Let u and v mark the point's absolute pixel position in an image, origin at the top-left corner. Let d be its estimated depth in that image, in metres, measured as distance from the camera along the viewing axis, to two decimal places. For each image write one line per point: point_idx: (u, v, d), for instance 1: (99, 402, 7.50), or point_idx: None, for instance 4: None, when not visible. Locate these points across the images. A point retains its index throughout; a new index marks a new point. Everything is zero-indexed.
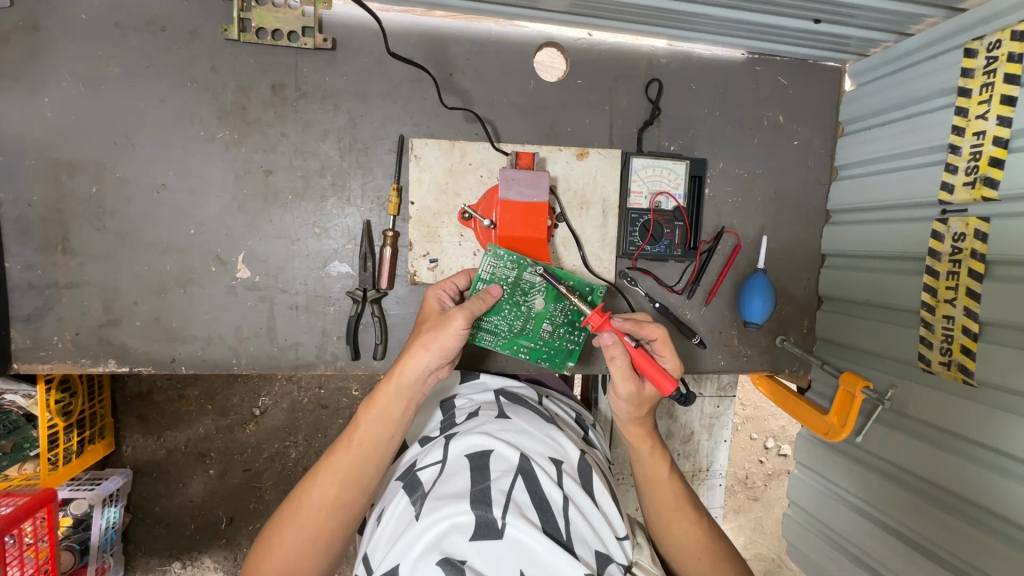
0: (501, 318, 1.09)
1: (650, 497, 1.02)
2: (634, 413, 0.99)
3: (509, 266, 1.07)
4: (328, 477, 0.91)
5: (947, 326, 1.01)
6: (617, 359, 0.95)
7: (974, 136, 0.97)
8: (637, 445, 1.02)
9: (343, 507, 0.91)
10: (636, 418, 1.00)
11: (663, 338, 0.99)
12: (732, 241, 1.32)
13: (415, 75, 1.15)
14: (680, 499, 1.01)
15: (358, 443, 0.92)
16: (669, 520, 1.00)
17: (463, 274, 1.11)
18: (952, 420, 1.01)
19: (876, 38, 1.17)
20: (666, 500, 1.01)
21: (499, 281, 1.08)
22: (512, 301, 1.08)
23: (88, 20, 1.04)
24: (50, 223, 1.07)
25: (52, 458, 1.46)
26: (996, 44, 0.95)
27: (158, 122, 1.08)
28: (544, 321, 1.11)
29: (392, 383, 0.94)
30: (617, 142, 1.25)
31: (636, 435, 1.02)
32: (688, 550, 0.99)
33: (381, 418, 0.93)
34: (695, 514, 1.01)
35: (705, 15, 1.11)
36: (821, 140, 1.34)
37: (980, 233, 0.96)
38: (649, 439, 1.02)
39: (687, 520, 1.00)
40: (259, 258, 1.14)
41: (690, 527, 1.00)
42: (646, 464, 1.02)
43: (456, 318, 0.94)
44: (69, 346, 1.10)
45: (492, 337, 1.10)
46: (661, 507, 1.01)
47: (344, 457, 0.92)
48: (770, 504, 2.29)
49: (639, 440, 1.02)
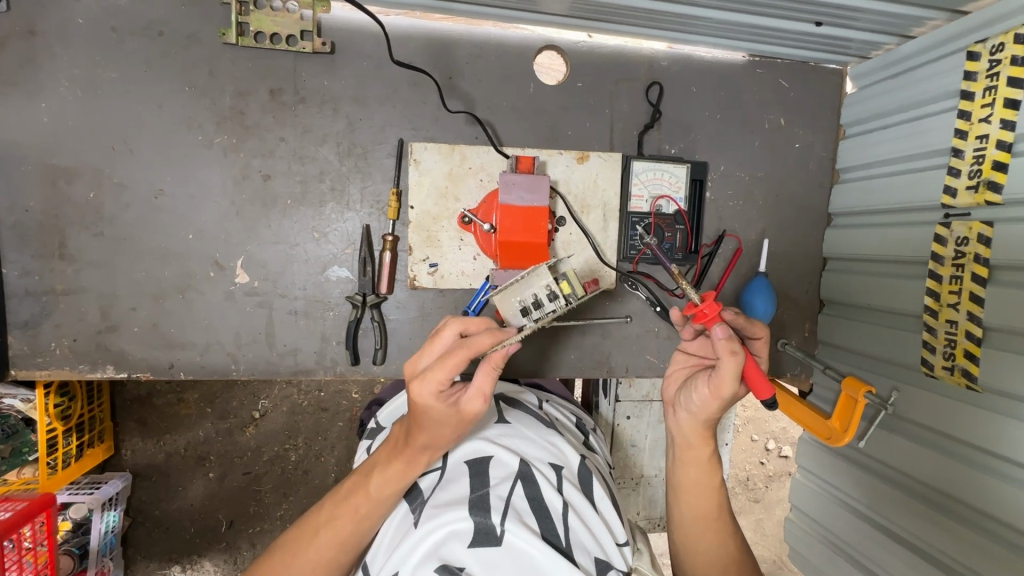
0: None
1: (692, 505, 0.99)
2: (714, 410, 0.93)
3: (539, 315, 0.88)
4: (327, 544, 0.84)
5: (950, 331, 1.00)
6: (731, 359, 0.83)
7: (977, 140, 0.97)
8: (698, 448, 0.98)
9: (341, 565, 0.86)
10: (713, 417, 0.95)
11: (766, 338, 1.02)
12: (733, 245, 1.31)
13: (415, 79, 1.14)
14: (721, 509, 1.00)
15: (364, 517, 0.84)
16: (704, 529, 0.99)
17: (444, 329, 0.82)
18: (955, 425, 1.00)
19: (877, 41, 1.17)
20: (710, 510, 0.99)
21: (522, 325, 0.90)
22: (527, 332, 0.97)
23: (84, 25, 1.03)
24: (47, 229, 1.07)
25: (51, 463, 1.46)
26: (998, 47, 0.94)
27: (156, 128, 1.07)
28: None
29: (408, 468, 0.83)
30: (617, 145, 1.24)
31: (702, 434, 0.97)
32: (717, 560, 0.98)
33: (389, 494, 0.84)
34: (731, 526, 1.00)
35: (706, 18, 1.10)
36: (822, 143, 1.33)
37: (983, 237, 0.95)
38: (711, 444, 0.98)
39: (725, 531, 0.99)
40: (257, 264, 1.14)
41: (726, 538, 0.99)
42: (702, 471, 0.98)
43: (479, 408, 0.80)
44: (67, 352, 1.10)
45: None
46: (698, 516, 0.99)
47: (345, 526, 0.84)
48: (771, 506, 2.29)
49: (701, 444, 0.97)
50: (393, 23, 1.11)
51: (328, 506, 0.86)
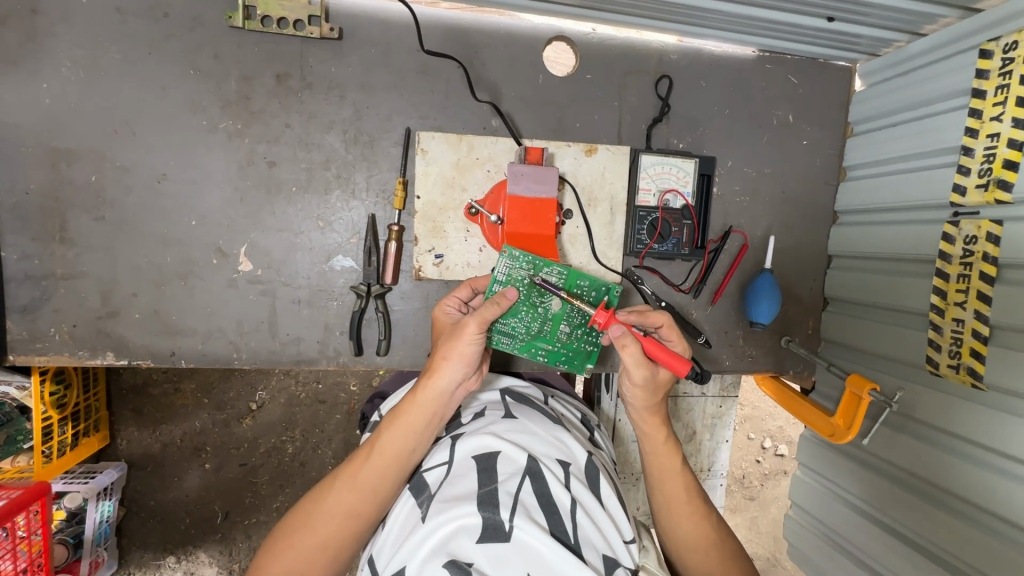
0: (518, 321, 1.06)
1: (663, 490, 0.98)
2: (647, 400, 0.95)
3: (524, 267, 1.05)
4: (345, 482, 0.88)
5: (957, 329, 1.00)
6: (629, 353, 0.90)
7: (987, 139, 0.97)
8: (652, 431, 0.98)
9: (359, 517, 0.87)
10: (650, 405, 0.96)
11: (670, 324, 0.99)
12: (739, 240, 1.31)
13: (423, 67, 1.13)
14: (691, 492, 0.98)
15: (377, 457, 0.88)
16: (679, 516, 0.97)
17: (468, 284, 1.08)
18: (958, 423, 1.00)
19: (888, 38, 1.16)
20: (679, 493, 0.98)
21: (515, 283, 1.05)
22: (528, 303, 1.05)
23: (88, 5, 1.01)
24: (47, 212, 1.05)
25: (46, 451, 1.45)
26: (1012, 45, 0.94)
27: (160, 111, 1.06)
28: (560, 323, 1.07)
29: (416, 399, 0.89)
30: (625, 139, 1.23)
31: (648, 420, 0.97)
32: (694, 543, 0.97)
33: (402, 433, 0.89)
34: (704, 508, 0.98)
35: (718, 12, 1.09)
36: (829, 140, 1.33)
37: (992, 236, 0.96)
38: (662, 428, 0.98)
39: (698, 514, 0.98)
40: (261, 251, 1.12)
41: (700, 519, 0.98)
42: (661, 455, 0.99)
43: (469, 326, 0.89)
44: (66, 338, 1.08)
45: (508, 340, 1.06)
46: (670, 504, 0.98)
47: (362, 471, 0.88)
48: (766, 504, 2.30)
49: (654, 428, 0.98)
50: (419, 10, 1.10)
51: (355, 455, 0.91)
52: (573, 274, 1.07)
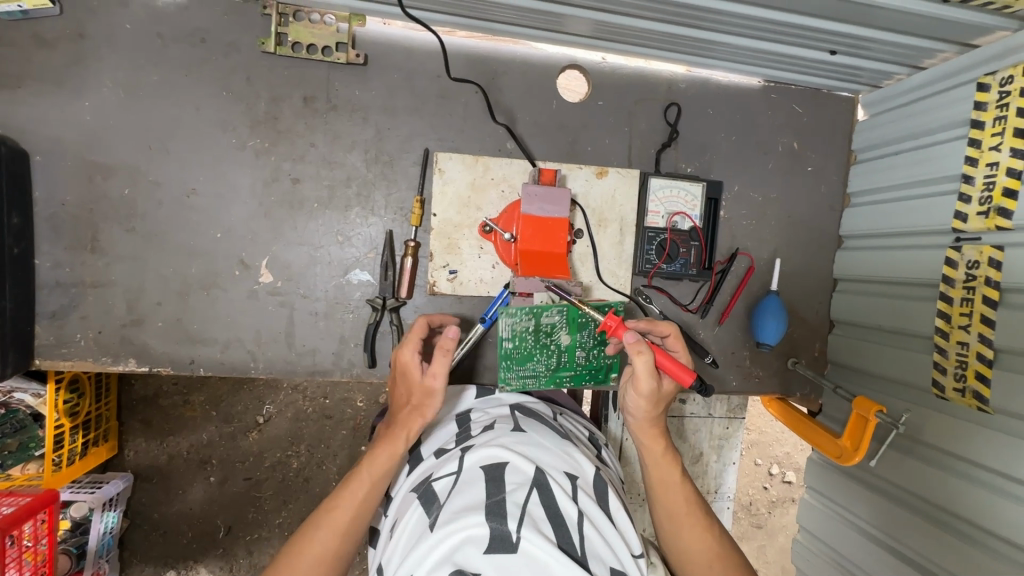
0: (536, 364, 1.10)
1: (665, 502, 0.97)
2: (648, 410, 0.96)
3: (525, 318, 1.06)
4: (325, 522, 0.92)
5: (961, 353, 1.02)
6: (641, 358, 0.92)
7: (987, 167, 1.00)
8: (650, 445, 0.99)
9: (335, 557, 0.91)
10: (650, 416, 0.97)
11: (676, 334, 1.05)
12: (746, 262, 1.34)
13: (442, 92, 1.19)
14: (692, 505, 0.97)
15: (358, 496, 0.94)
16: (681, 529, 0.96)
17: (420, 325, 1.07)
18: (963, 446, 1.01)
19: (889, 71, 1.21)
20: (680, 505, 0.97)
21: (521, 335, 1.07)
22: (540, 346, 1.09)
23: (131, 30, 1.08)
24: (81, 223, 1.10)
25: (56, 460, 1.48)
26: (1008, 79, 0.98)
27: (193, 129, 1.11)
28: (576, 349, 1.12)
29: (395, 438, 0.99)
30: (635, 162, 1.28)
31: (649, 432, 0.99)
32: (701, 560, 0.94)
33: (379, 472, 0.97)
34: (707, 521, 0.97)
35: (725, 44, 1.14)
36: (833, 168, 1.37)
37: (994, 261, 0.98)
38: (661, 440, 0.99)
39: (701, 529, 0.96)
40: (282, 264, 1.16)
41: (704, 535, 0.95)
42: (660, 468, 0.98)
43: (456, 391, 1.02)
44: (91, 344, 1.12)
45: (533, 380, 1.11)
46: (673, 516, 0.97)
47: (344, 506, 0.93)
48: (773, 532, 2.27)
49: (652, 441, 0.98)
50: (442, 38, 1.16)
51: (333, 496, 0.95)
52: (574, 309, 1.09)
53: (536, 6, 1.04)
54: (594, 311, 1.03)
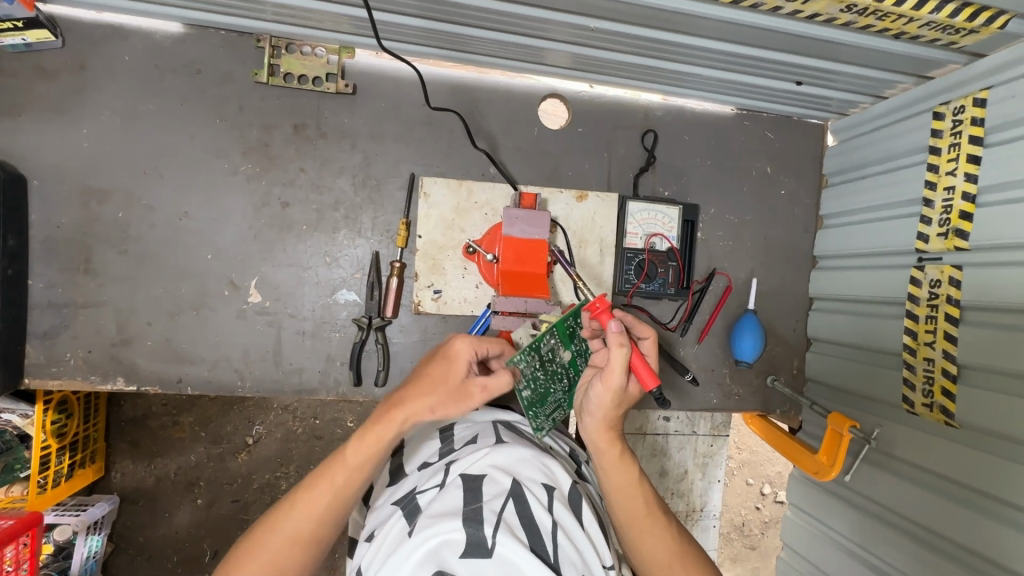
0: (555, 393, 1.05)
1: (623, 506, 0.96)
2: (610, 408, 0.92)
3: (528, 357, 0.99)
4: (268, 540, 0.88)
5: (928, 368, 1.05)
6: (619, 351, 0.87)
7: (944, 191, 1.05)
8: (606, 450, 0.96)
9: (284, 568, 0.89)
10: (610, 416, 0.93)
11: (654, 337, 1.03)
12: (723, 282, 1.38)
13: (428, 119, 1.24)
14: (650, 506, 0.97)
15: (306, 507, 0.89)
16: (640, 530, 0.96)
17: (490, 340, 0.98)
18: (935, 460, 1.04)
19: (854, 100, 1.27)
20: (638, 508, 0.96)
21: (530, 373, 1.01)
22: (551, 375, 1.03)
23: (130, 62, 1.13)
24: (75, 245, 1.13)
25: (41, 481, 1.47)
26: (960, 109, 1.04)
27: (187, 155, 1.15)
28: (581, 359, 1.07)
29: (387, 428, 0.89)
30: (615, 186, 1.33)
31: (605, 436, 0.95)
32: (659, 557, 0.96)
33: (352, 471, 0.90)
34: (664, 519, 0.98)
35: (698, 75, 1.21)
36: (806, 191, 1.42)
37: (954, 280, 1.02)
38: (618, 444, 0.96)
39: (659, 527, 0.97)
40: (270, 284, 1.20)
41: (662, 532, 0.97)
42: (618, 473, 0.96)
43: (473, 392, 0.89)
44: (81, 363, 1.14)
45: (560, 411, 1.07)
46: (632, 519, 0.96)
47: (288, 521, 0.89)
48: (766, 554, 2.26)
49: (608, 446, 0.95)
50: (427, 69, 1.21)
51: (278, 508, 0.92)
52: (562, 323, 1.02)
53: (515, 41, 1.10)
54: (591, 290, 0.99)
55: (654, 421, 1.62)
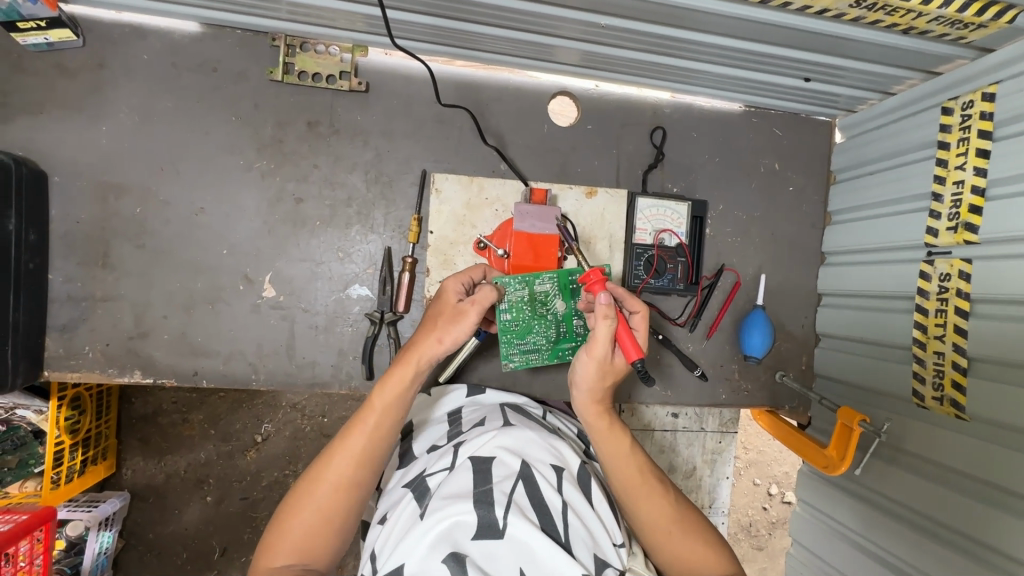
0: (537, 335, 1.16)
1: (616, 476, 0.97)
2: (594, 380, 0.98)
3: (518, 287, 1.13)
4: (314, 496, 0.90)
5: (938, 362, 1.06)
6: (604, 322, 0.94)
7: (954, 185, 1.05)
8: (594, 421, 0.99)
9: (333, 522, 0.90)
10: (595, 388, 0.98)
11: (644, 312, 1.05)
12: (732, 278, 1.38)
13: (439, 117, 1.26)
14: (645, 474, 0.98)
15: (345, 456, 0.92)
16: (636, 499, 0.96)
17: (475, 268, 1.12)
18: (945, 453, 1.04)
19: (861, 97, 1.28)
20: (633, 478, 0.96)
21: (517, 305, 1.13)
22: (537, 315, 1.15)
23: (148, 60, 1.15)
24: (94, 240, 1.15)
25: (55, 477, 1.49)
26: (969, 104, 1.04)
27: (203, 151, 1.17)
28: (573, 318, 1.17)
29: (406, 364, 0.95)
30: (623, 183, 1.34)
31: (592, 409, 0.99)
32: (660, 525, 0.95)
33: (383, 411, 0.94)
34: (661, 486, 0.98)
35: (707, 72, 1.22)
36: (814, 188, 1.43)
37: (963, 274, 1.03)
38: (606, 417, 0.99)
39: (655, 493, 0.96)
40: (284, 279, 1.21)
41: (659, 499, 0.96)
42: (610, 443, 0.98)
43: (471, 313, 0.99)
44: (98, 357, 1.15)
45: (536, 354, 1.18)
46: (627, 489, 0.96)
47: (330, 475, 0.91)
48: (773, 554, 2.26)
49: (596, 417, 0.99)
50: (438, 67, 1.23)
51: (316, 464, 0.93)
52: (564, 274, 1.14)
53: (526, 38, 1.12)
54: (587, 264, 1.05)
55: (662, 417, 1.63)
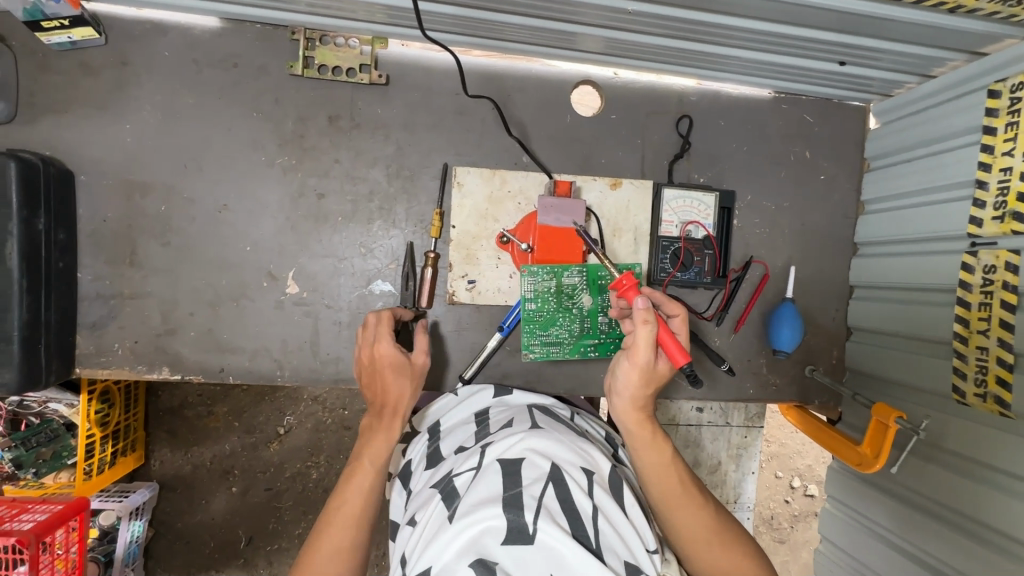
0: (560, 328, 1.23)
1: (656, 486, 0.97)
2: (638, 386, 1.00)
3: (547, 278, 1.20)
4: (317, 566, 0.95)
5: (981, 357, 1.02)
6: (644, 327, 0.97)
7: (1000, 173, 1.01)
8: (637, 430, 1.00)
9: None
10: (638, 394, 1.01)
11: (682, 315, 1.09)
12: (760, 270, 1.35)
13: (460, 109, 1.24)
14: (685, 485, 0.97)
15: (343, 519, 0.98)
16: (676, 510, 0.95)
17: (386, 315, 1.13)
18: (988, 451, 1.00)
19: (898, 80, 1.23)
20: (673, 487, 0.96)
21: (544, 294, 1.20)
22: (562, 308, 1.21)
23: (169, 57, 1.15)
24: (120, 238, 1.16)
25: (87, 468, 1.53)
26: (1019, 86, 0.99)
27: (225, 148, 1.17)
28: (597, 315, 1.23)
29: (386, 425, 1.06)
30: (648, 174, 1.31)
31: (636, 417, 1.01)
32: (699, 536, 0.94)
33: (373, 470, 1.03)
34: (701, 497, 0.97)
35: (736, 57, 1.17)
36: (846, 176, 1.38)
37: (1011, 265, 0.99)
38: (648, 425, 1.01)
39: (695, 505, 0.96)
40: (307, 275, 1.21)
41: (698, 511, 0.96)
42: (651, 453, 0.98)
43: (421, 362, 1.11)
44: (127, 353, 1.17)
45: (558, 347, 1.24)
46: (667, 499, 0.96)
47: (332, 539, 0.97)
48: (795, 547, 2.23)
49: (638, 427, 1.00)
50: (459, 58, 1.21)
51: (315, 535, 0.98)
52: (592, 270, 1.21)
53: (550, 26, 1.09)
54: (615, 270, 1.07)
55: (686, 411, 1.61)
